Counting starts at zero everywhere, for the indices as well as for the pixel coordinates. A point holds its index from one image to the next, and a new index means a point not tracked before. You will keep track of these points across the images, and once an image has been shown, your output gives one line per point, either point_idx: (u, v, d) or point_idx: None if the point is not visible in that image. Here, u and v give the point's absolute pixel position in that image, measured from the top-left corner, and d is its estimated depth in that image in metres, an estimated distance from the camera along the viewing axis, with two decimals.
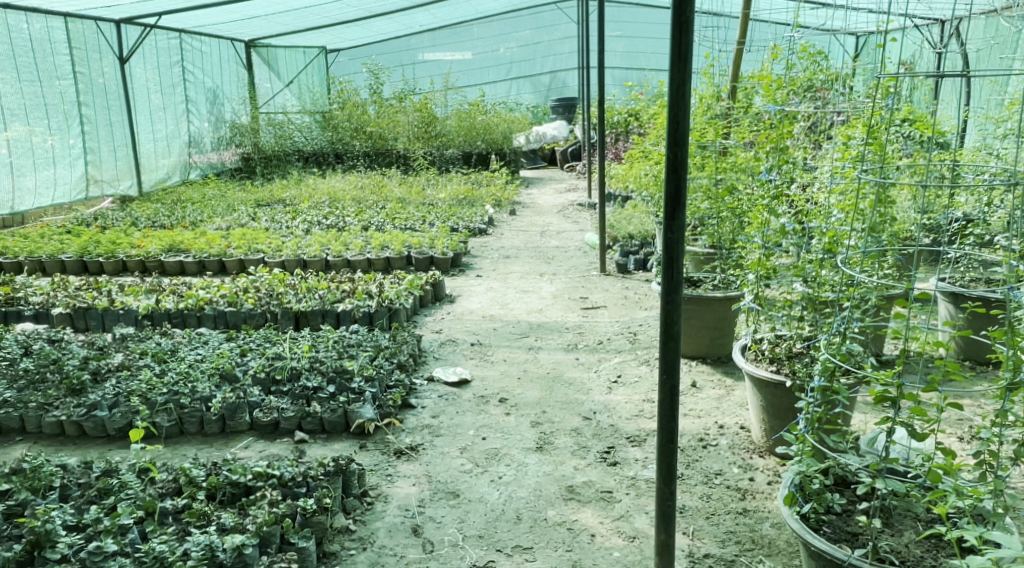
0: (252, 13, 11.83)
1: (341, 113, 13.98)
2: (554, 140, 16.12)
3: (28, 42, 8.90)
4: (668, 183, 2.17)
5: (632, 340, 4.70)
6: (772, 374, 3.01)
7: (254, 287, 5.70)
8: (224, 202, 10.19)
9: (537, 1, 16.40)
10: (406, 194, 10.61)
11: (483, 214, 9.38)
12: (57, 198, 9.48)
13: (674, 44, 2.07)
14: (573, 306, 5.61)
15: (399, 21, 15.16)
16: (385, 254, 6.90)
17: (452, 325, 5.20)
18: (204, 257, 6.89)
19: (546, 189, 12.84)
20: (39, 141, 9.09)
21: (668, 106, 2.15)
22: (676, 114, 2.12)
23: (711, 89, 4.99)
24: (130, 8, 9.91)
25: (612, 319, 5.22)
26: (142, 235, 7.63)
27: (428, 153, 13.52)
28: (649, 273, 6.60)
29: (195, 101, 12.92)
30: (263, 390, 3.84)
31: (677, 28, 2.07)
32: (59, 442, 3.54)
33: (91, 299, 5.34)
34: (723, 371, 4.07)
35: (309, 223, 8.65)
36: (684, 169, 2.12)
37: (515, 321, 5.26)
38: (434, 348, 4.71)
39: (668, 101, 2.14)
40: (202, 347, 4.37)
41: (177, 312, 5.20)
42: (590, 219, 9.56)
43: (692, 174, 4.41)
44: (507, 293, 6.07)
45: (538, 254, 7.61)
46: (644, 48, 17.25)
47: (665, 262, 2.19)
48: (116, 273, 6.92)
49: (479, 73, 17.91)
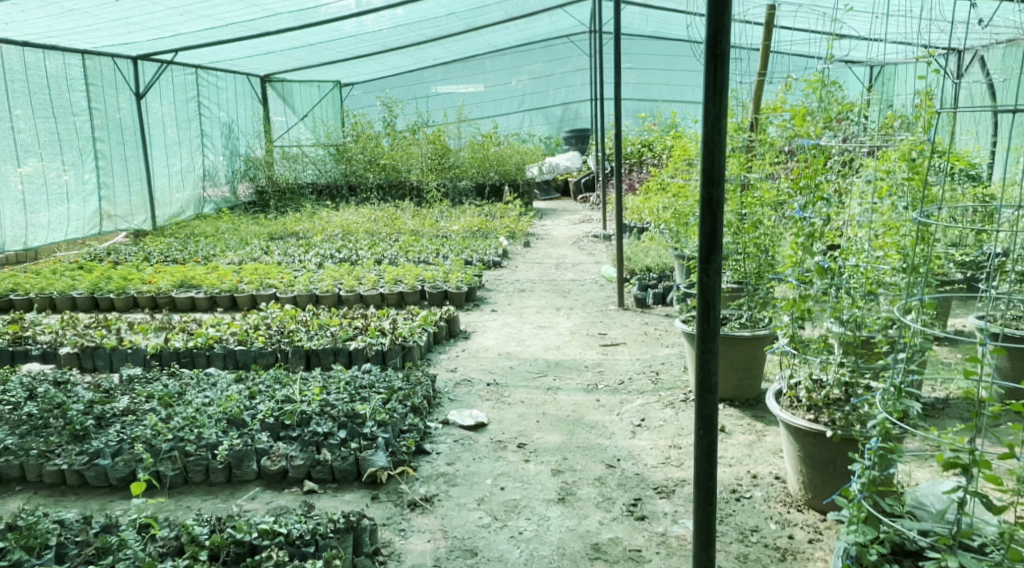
0: (267, 48, 11.91)
1: (355, 146, 13.98)
2: (567, 171, 16.09)
3: (44, 79, 8.96)
4: (703, 225, 2.10)
5: (654, 379, 4.53)
6: (811, 424, 2.83)
7: (265, 324, 5.59)
8: (237, 236, 10.16)
9: (550, 33, 16.47)
10: (420, 226, 10.54)
11: (497, 246, 9.27)
12: (70, 233, 9.47)
13: (708, 79, 2.03)
14: (592, 342, 5.45)
15: (413, 55, 15.25)
16: (398, 289, 6.78)
17: (467, 363, 5.05)
18: (216, 292, 6.79)
19: (560, 220, 12.75)
20: (52, 176, 9.10)
21: (702, 144, 2.09)
22: (712, 151, 2.06)
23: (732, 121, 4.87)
24: (146, 44, 9.98)
25: (632, 357, 5.06)
26: (154, 270, 7.57)
27: (441, 185, 13.49)
28: (669, 308, 6.43)
29: (211, 135, 12.98)
30: (271, 436, 3.69)
31: (711, 61, 2.03)
32: (59, 492, 3.40)
33: (100, 338, 5.24)
34: (752, 415, 3.90)
35: (322, 257, 8.57)
36: (720, 209, 2.06)
37: (533, 359, 5.11)
38: (449, 388, 4.56)
39: (702, 137, 2.09)
40: (211, 389, 4.23)
41: (186, 350, 5.08)
42: (606, 251, 9.43)
43: None
44: (524, 329, 5.92)
45: (554, 288, 7.48)
46: (657, 79, 17.25)
47: (700, 307, 2.12)
48: (127, 309, 6.85)
49: (492, 105, 17.97)
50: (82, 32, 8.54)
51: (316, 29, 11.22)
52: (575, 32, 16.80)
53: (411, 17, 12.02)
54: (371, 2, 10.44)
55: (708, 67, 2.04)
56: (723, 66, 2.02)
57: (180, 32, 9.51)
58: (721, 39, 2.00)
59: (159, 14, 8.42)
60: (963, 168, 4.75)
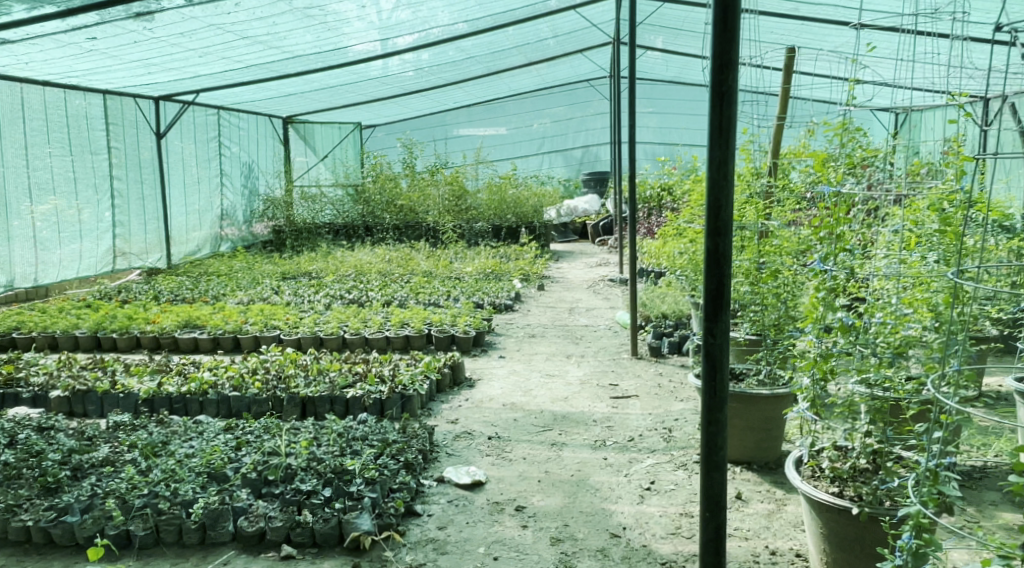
0: (288, 90, 11.96)
1: (374, 186, 13.95)
2: (586, 214, 15.97)
3: (64, 117, 9.02)
4: (710, 275, 2.05)
5: (666, 437, 4.26)
6: (836, 499, 2.58)
7: (263, 368, 5.40)
8: (250, 275, 10.07)
9: (571, 77, 16.49)
10: (433, 268, 10.40)
11: (510, 289, 9.08)
12: (82, 270, 9.42)
13: (714, 121, 1.98)
14: (602, 394, 5.20)
15: (434, 98, 15.31)
16: (404, 332, 6.58)
17: (469, 414, 4.81)
18: (219, 333, 6.63)
19: (576, 263, 12.59)
20: (66, 214, 9.09)
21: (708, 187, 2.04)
22: (718, 199, 2.01)
23: (751, 166, 4.69)
24: (168, 86, 10.05)
25: (644, 410, 4.79)
26: (160, 309, 7.45)
27: (457, 226, 13.40)
28: (685, 358, 6.16)
29: (230, 175, 13.03)
30: (253, 492, 3.49)
31: (716, 100, 1.97)
32: (23, 551, 3.21)
33: (92, 381, 5.08)
34: (771, 481, 3.62)
35: (331, 298, 8.42)
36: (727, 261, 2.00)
37: (539, 411, 4.86)
38: (448, 442, 4.32)
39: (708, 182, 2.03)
40: (196, 439, 4.04)
41: (179, 396, 4.90)
42: (621, 295, 9.20)
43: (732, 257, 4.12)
44: (531, 377, 5.67)
45: (566, 333, 7.25)
46: (677, 124, 17.18)
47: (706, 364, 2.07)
48: (130, 349, 6.72)
49: (511, 148, 17.97)
50: (102, 73, 8.58)
51: (338, 72, 11.25)
52: (597, 77, 16.81)
53: (433, 60, 12.04)
54: (392, 46, 10.46)
55: (713, 107, 1.98)
56: (730, 106, 1.96)
57: (200, 74, 9.55)
58: (727, 79, 1.95)
59: (179, 56, 8.44)
60: (996, 217, 4.50)
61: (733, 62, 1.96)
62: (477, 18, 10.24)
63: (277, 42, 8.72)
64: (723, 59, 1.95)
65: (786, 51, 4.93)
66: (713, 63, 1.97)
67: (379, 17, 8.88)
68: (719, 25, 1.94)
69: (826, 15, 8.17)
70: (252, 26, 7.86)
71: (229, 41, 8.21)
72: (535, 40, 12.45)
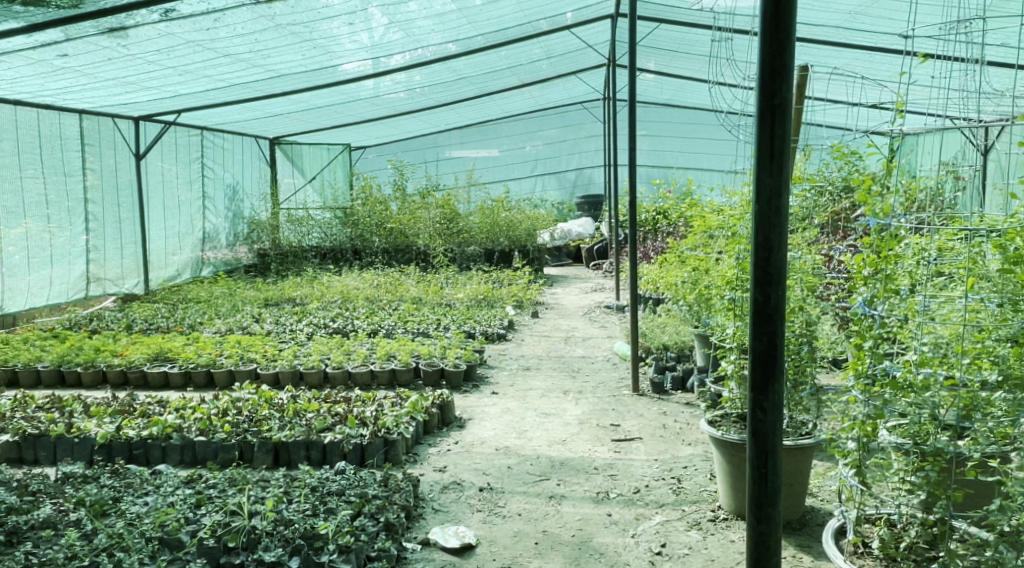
0: (274, 110, 11.62)
1: (363, 209, 13.57)
2: (579, 237, 15.66)
3: (37, 138, 8.62)
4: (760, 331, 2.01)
5: (675, 489, 3.87)
6: None
7: (235, 409, 4.98)
8: (230, 301, 9.64)
9: (565, 99, 16.24)
10: (422, 293, 10.00)
11: (502, 316, 8.68)
12: (52, 297, 8.96)
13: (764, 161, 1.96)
14: (602, 436, 4.80)
15: (425, 120, 15.00)
16: (390, 365, 6.16)
17: (458, 461, 4.40)
18: (191, 367, 6.20)
19: (571, 288, 12.22)
20: (37, 238, 8.67)
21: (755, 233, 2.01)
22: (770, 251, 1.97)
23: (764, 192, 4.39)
24: (148, 106, 9.67)
25: (650, 457, 4.38)
26: (131, 339, 7.01)
27: (448, 250, 13.01)
28: (689, 394, 5.77)
29: (213, 197, 12.63)
30: (209, 564, 3.05)
31: (767, 113, 1.93)
32: None
33: (46, 424, 4.65)
34: (797, 544, 3.23)
35: (314, 327, 8.00)
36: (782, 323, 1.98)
37: (535, 456, 4.46)
38: (435, 494, 3.91)
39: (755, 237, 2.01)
40: (152, 495, 3.62)
41: (139, 442, 4.47)
42: (618, 323, 8.84)
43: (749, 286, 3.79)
44: (526, 417, 5.26)
45: (563, 366, 6.86)
46: (671, 147, 16.96)
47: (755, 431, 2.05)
48: (95, 384, 6.28)
49: (504, 170, 17.66)
50: (76, 92, 8.19)
51: (326, 92, 10.93)
52: (590, 99, 16.59)
53: (425, 80, 11.75)
54: (383, 65, 10.14)
55: (763, 120, 1.95)
56: (782, 121, 1.92)
57: (181, 94, 9.18)
58: (780, 88, 1.91)
59: (158, 74, 8.05)
60: None
61: (787, 69, 1.91)
62: (470, 38, 9.94)
63: (262, 60, 8.37)
64: (777, 64, 1.89)
65: (799, 69, 4.57)
66: (763, 71, 1.92)
67: (368, 36, 8.57)
68: (768, 39, 1.90)
69: (829, 37, 7.92)
70: (234, 43, 7.50)
71: (211, 59, 7.84)
72: (529, 61, 12.17)
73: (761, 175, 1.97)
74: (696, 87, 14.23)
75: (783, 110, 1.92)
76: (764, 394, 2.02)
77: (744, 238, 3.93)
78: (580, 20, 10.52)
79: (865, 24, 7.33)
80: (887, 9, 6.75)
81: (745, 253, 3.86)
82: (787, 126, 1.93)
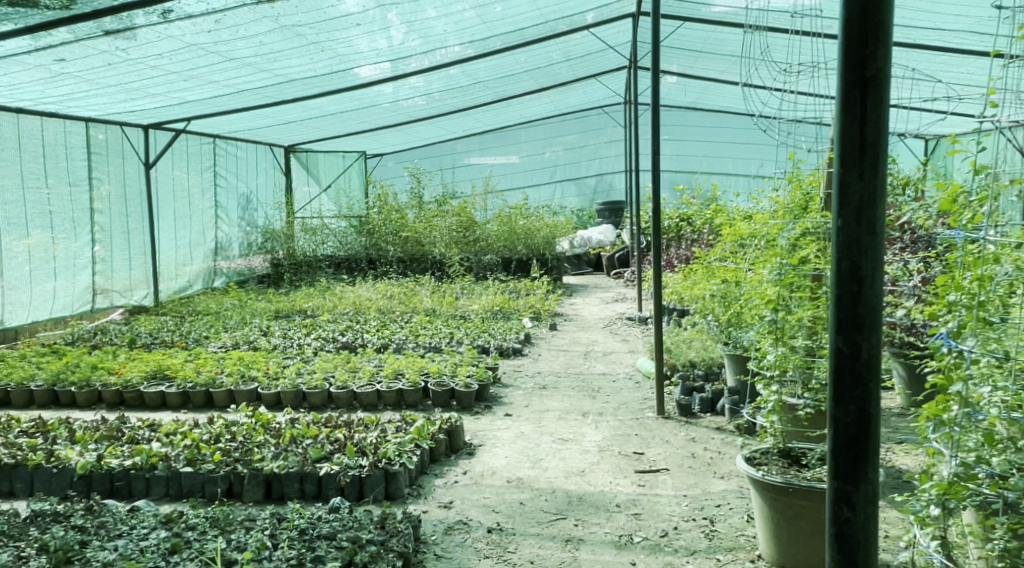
0: (287, 117, 11.36)
1: (378, 218, 13.26)
2: (600, 244, 15.28)
3: (41, 147, 8.38)
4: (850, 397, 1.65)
5: (707, 534, 3.45)
6: None
7: (228, 434, 4.62)
8: (239, 313, 9.32)
9: (585, 103, 15.85)
10: (437, 305, 9.64)
11: (518, 329, 8.30)
12: (55, 310, 8.70)
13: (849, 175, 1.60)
14: (624, 467, 4.39)
15: (442, 126, 14.68)
16: (398, 385, 5.79)
17: (467, 495, 4.01)
18: (189, 387, 5.86)
19: (591, 298, 11.79)
20: (40, 250, 8.43)
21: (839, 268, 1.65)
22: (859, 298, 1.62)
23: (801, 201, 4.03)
24: (156, 114, 9.42)
25: (679, 493, 3.98)
26: (130, 355, 6.69)
27: (465, 259, 12.63)
28: (719, 418, 5.34)
29: (226, 206, 12.38)
30: None
31: (858, 94, 1.57)
32: None
33: (24, 452, 4.33)
34: None
35: (322, 341, 7.66)
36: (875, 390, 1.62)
37: (551, 490, 4.06)
38: (438, 536, 3.53)
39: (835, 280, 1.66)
40: (124, 539, 3.28)
41: (121, 472, 4.14)
42: (641, 337, 8.41)
43: (795, 307, 3.44)
44: (542, 443, 4.87)
45: (582, 384, 6.45)
46: (694, 151, 16.53)
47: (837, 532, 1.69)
48: (90, 404, 5.98)
49: (523, 176, 17.29)
50: (80, 98, 7.95)
51: (339, 98, 10.62)
52: (611, 103, 16.19)
53: (441, 85, 11.41)
54: (398, 69, 9.82)
55: (850, 104, 1.58)
56: (875, 100, 1.56)
57: (189, 101, 8.91)
58: (874, 57, 1.56)
59: (161, 80, 7.77)
60: None
61: (883, 35, 1.56)
62: (486, 40, 9.59)
63: (269, 66, 8.07)
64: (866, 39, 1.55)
65: None
66: (848, 44, 1.57)
67: (379, 40, 8.24)
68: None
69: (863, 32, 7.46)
70: (238, 46, 7.20)
71: (215, 64, 7.55)
72: (547, 64, 11.79)
73: (848, 179, 1.60)
74: (721, 89, 13.76)
75: (877, 85, 1.56)
76: (853, 484, 1.66)
77: (788, 248, 3.53)
78: (600, 21, 10.14)
79: (902, 19, 6.88)
80: (929, 2, 6.28)
81: (790, 266, 3.46)
82: (882, 105, 1.56)
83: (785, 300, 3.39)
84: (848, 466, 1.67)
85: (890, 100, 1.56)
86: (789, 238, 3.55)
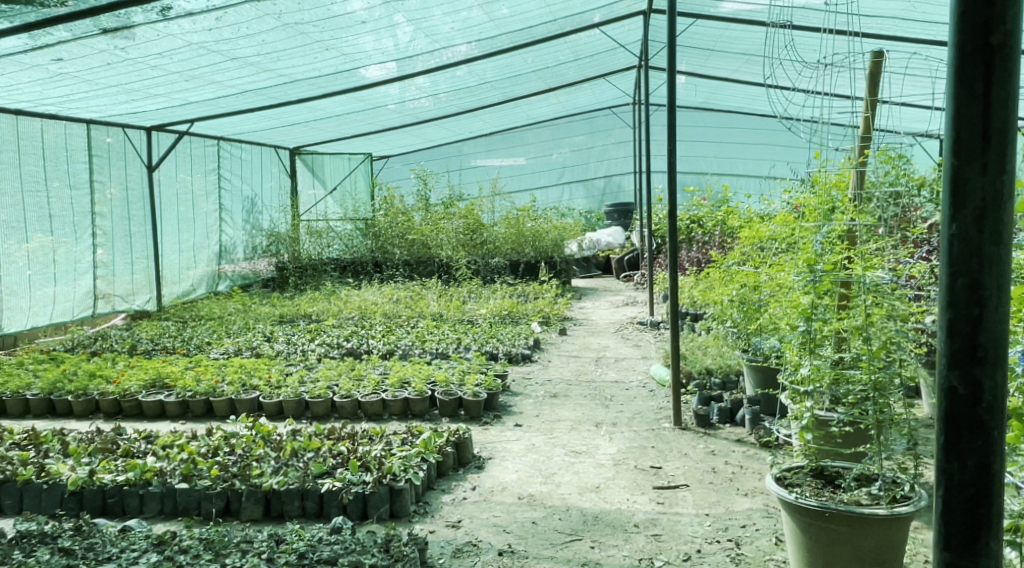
0: (291, 119, 11.19)
1: (384, 220, 13.08)
2: (609, 247, 15.04)
3: (40, 149, 8.22)
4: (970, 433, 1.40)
5: (733, 558, 3.24)
6: None
7: (226, 447, 4.43)
8: (243, 318, 9.13)
9: (594, 104, 15.64)
10: (444, 309, 9.44)
11: (528, 334, 8.09)
12: (56, 316, 8.55)
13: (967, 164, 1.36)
14: (641, 482, 4.19)
15: (448, 127, 14.49)
16: (403, 394, 5.58)
17: (475, 514, 3.81)
18: (188, 396, 5.68)
19: (601, 301, 11.57)
20: (39, 254, 8.27)
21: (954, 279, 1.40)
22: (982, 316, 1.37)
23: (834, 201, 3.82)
24: (158, 115, 9.26)
25: (700, 512, 3.77)
26: (130, 362, 6.51)
27: (472, 262, 12.43)
28: (738, 429, 5.13)
29: (230, 209, 12.22)
30: None
31: (981, 65, 1.33)
32: None
33: (14, 468, 4.14)
34: None
35: (327, 347, 7.48)
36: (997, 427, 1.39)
37: (564, 508, 3.85)
38: (446, 559, 3.33)
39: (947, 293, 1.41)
40: (113, 562, 3.09)
41: (114, 488, 3.96)
42: (653, 342, 8.20)
43: (831, 315, 3.22)
44: (554, 456, 4.66)
45: (594, 392, 6.24)
46: (704, 152, 16.31)
47: None
48: (88, 414, 5.80)
49: (530, 178, 17.09)
50: (80, 99, 7.79)
51: (344, 99, 10.44)
52: (619, 104, 15.98)
53: (448, 85, 11.23)
54: (404, 69, 9.64)
55: (973, 77, 1.34)
56: (1003, 72, 1.32)
57: (191, 103, 8.74)
58: (999, 21, 1.31)
59: (162, 80, 7.60)
60: None
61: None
62: (494, 40, 9.39)
63: (272, 66, 7.89)
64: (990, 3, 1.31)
65: (873, 56, 3.90)
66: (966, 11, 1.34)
67: (384, 40, 8.05)
68: None
69: (882, 28, 7.24)
70: (239, 45, 7.02)
71: (217, 63, 7.37)
72: (555, 63, 11.59)
73: (967, 171, 1.36)
74: (731, 89, 13.53)
75: (1004, 54, 1.32)
76: (975, 539, 1.41)
77: (821, 254, 3.32)
78: (609, 19, 9.93)
79: (923, 15, 6.65)
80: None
81: (823, 273, 3.25)
82: (1010, 80, 1.32)
83: (818, 310, 3.18)
84: (969, 519, 1.41)
85: (1018, 74, 1.32)
86: (821, 243, 3.34)
